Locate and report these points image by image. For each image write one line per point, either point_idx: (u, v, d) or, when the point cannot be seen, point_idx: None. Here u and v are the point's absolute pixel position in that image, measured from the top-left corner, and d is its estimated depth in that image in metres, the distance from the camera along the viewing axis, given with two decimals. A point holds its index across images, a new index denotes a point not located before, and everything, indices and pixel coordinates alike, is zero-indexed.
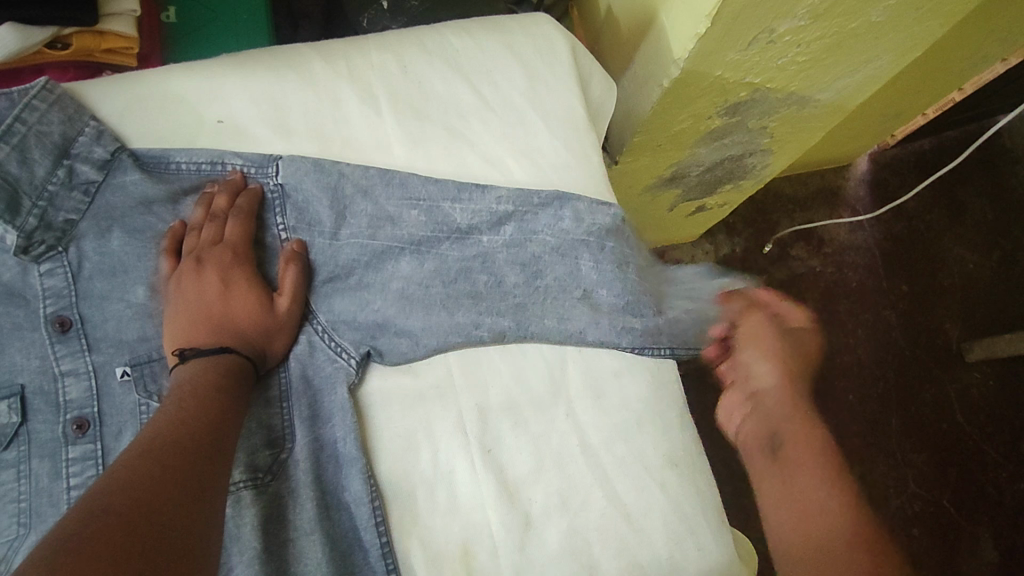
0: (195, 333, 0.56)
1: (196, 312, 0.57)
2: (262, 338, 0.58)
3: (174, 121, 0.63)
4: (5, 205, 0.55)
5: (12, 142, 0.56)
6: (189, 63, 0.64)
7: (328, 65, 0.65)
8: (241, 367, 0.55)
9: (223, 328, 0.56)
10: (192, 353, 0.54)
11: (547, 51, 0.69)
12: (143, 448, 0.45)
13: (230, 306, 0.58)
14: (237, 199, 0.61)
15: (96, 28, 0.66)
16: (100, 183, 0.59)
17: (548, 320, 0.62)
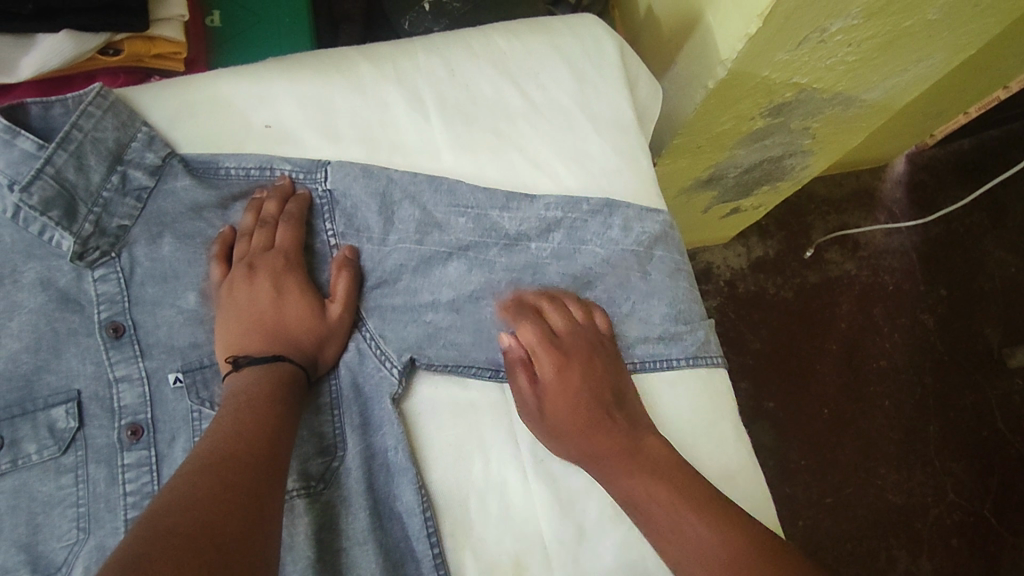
0: (249, 339, 0.56)
1: (249, 319, 0.57)
2: (315, 345, 0.58)
3: (224, 126, 0.63)
4: (62, 212, 0.56)
5: (69, 148, 0.56)
6: (239, 67, 0.65)
7: (375, 68, 0.65)
8: (292, 376, 0.55)
9: (275, 335, 0.57)
10: (245, 360, 0.55)
11: (596, 53, 0.68)
12: (203, 463, 0.45)
13: (283, 312, 0.58)
14: (286, 204, 0.61)
15: (147, 33, 0.66)
16: (153, 189, 0.59)
17: None
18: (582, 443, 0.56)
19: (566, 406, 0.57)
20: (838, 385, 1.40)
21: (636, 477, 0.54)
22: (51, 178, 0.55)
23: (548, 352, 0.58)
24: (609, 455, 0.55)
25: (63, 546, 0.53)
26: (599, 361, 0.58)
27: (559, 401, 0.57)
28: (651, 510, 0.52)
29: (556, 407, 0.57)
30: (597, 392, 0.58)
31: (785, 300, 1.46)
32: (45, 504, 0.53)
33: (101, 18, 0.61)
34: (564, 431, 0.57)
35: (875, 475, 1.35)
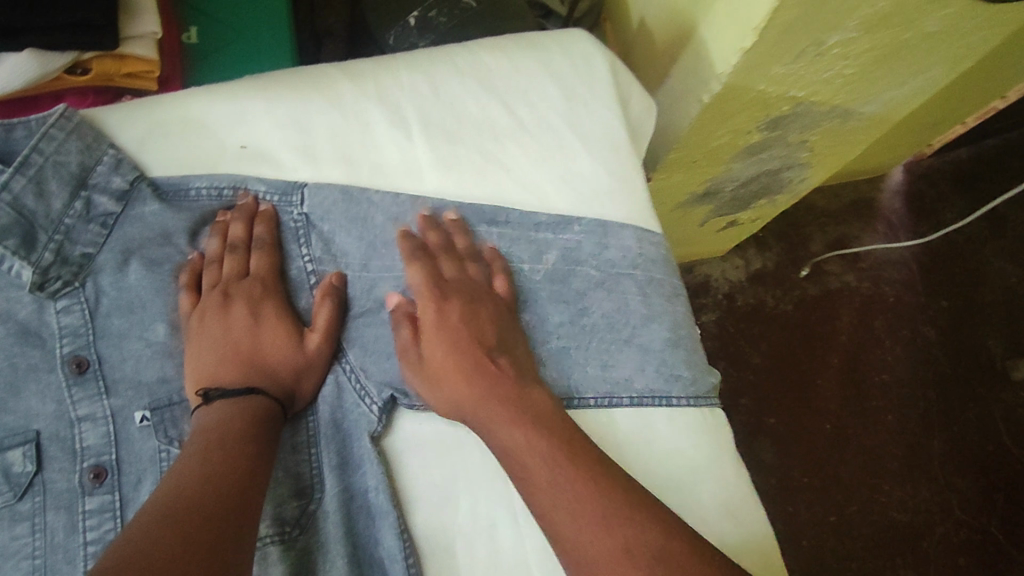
0: (222, 371, 0.54)
1: (221, 350, 0.54)
2: (292, 377, 0.55)
3: (198, 148, 0.61)
4: (19, 241, 0.53)
5: (28, 174, 0.54)
6: (213, 86, 0.62)
7: (356, 86, 0.62)
8: (267, 410, 0.52)
9: (251, 366, 0.54)
10: (217, 393, 0.52)
11: (586, 68, 0.65)
12: (166, 515, 0.42)
13: (260, 342, 0.55)
14: (253, 226, 0.58)
15: (117, 51, 0.63)
16: (119, 215, 0.56)
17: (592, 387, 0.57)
18: (513, 441, 0.50)
19: (448, 359, 0.54)
20: (840, 400, 1.37)
21: (518, 429, 0.51)
22: (8, 206, 0.53)
23: (496, 316, 0.56)
24: (470, 404, 0.52)
25: None
26: (496, 322, 0.56)
27: (442, 361, 0.54)
28: (566, 500, 0.47)
29: (433, 346, 0.55)
30: (482, 347, 0.54)
31: (785, 313, 1.43)
32: (1, 555, 0.50)
33: (66, 36, 0.58)
34: (449, 394, 0.53)
35: (877, 491, 1.32)
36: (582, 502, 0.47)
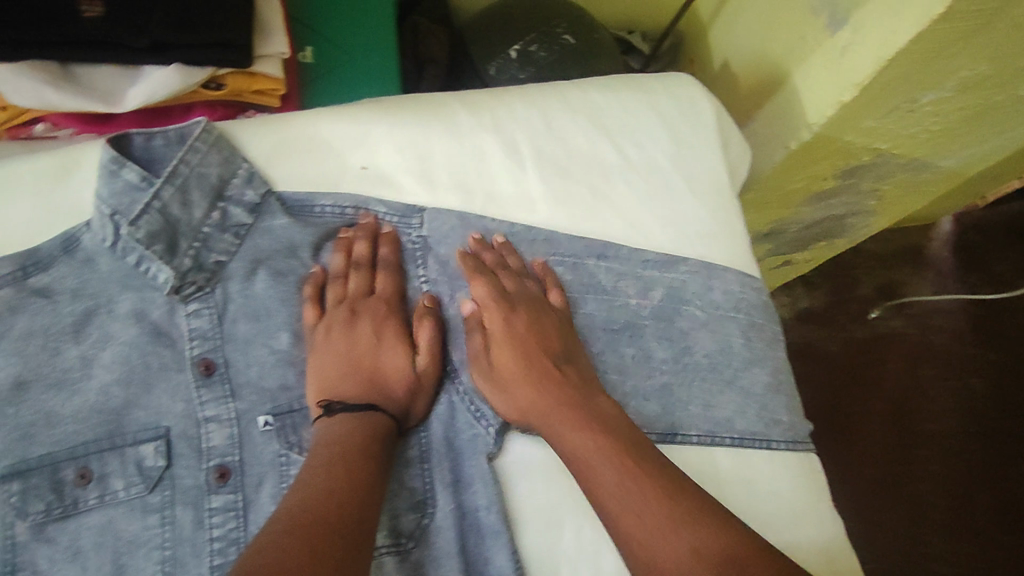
0: (345, 384, 0.55)
1: (345, 364, 0.56)
2: (408, 395, 0.57)
3: (321, 167, 0.63)
4: (165, 246, 0.56)
5: (176, 183, 0.57)
6: (335, 107, 0.64)
7: (473, 116, 0.64)
8: (387, 426, 0.54)
9: (372, 382, 0.56)
10: (340, 406, 0.53)
11: (691, 112, 0.67)
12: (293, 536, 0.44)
13: (381, 359, 0.57)
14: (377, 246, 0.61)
15: (250, 69, 0.65)
16: (250, 227, 0.59)
17: (693, 425, 0.59)
18: (603, 465, 0.51)
19: (514, 369, 0.56)
20: (883, 446, 1.37)
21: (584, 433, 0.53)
22: (157, 212, 0.56)
23: (716, 361, 0.61)
24: (548, 411, 0.55)
25: None
26: (550, 336, 0.58)
27: (514, 376, 0.56)
28: (671, 518, 0.47)
29: (503, 353, 0.57)
30: (546, 357, 0.57)
31: (832, 354, 1.43)
32: (131, 543, 0.52)
33: (208, 53, 0.61)
34: (520, 400, 0.56)
35: (921, 540, 1.31)
36: (633, 500, 0.49)
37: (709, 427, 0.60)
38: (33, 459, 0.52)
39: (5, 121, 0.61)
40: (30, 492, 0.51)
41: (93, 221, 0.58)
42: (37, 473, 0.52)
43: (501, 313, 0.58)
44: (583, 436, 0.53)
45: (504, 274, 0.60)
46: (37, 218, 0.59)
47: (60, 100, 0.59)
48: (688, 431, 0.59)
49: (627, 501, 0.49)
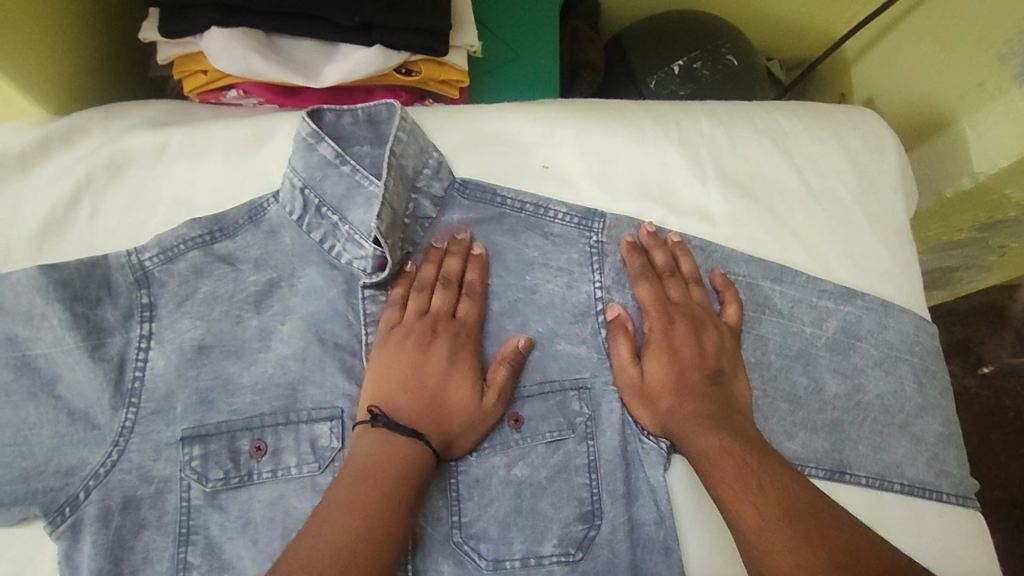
0: (398, 395, 0.52)
1: (411, 374, 0.53)
2: (457, 431, 0.52)
3: (505, 161, 0.63)
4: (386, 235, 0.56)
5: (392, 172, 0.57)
6: (527, 105, 0.66)
7: (660, 128, 0.65)
8: (422, 460, 0.49)
9: (426, 407, 0.52)
10: (382, 420, 0.50)
11: (876, 150, 0.68)
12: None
13: (444, 387, 0.53)
14: (465, 267, 0.59)
15: (441, 58, 0.66)
16: (434, 220, 0.61)
17: (864, 465, 0.58)
18: (736, 473, 0.49)
19: (665, 379, 0.55)
20: None
21: (718, 439, 0.51)
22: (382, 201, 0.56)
23: (886, 403, 0.60)
24: (692, 419, 0.52)
25: None
26: (709, 348, 0.56)
27: (663, 383, 0.55)
28: (800, 528, 0.44)
29: (656, 362, 0.56)
30: (704, 369, 0.55)
31: None
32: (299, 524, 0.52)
33: (409, 38, 0.62)
34: (667, 413, 0.54)
35: None
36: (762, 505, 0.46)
37: (880, 470, 0.58)
38: (212, 425, 0.54)
39: (204, 86, 0.64)
40: (210, 457, 0.53)
41: (282, 194, 0.60)
42: (216, 439, 0.54)
43: (659, 321, 0.57)
44: (721, 446, 0.50)
45: (665, 278, 0.59)
46: (227, 184, 0.60)
47: (264, 70, 0.60)
48: (859, 471, 0.58)
49: (759, 509, 0.46)
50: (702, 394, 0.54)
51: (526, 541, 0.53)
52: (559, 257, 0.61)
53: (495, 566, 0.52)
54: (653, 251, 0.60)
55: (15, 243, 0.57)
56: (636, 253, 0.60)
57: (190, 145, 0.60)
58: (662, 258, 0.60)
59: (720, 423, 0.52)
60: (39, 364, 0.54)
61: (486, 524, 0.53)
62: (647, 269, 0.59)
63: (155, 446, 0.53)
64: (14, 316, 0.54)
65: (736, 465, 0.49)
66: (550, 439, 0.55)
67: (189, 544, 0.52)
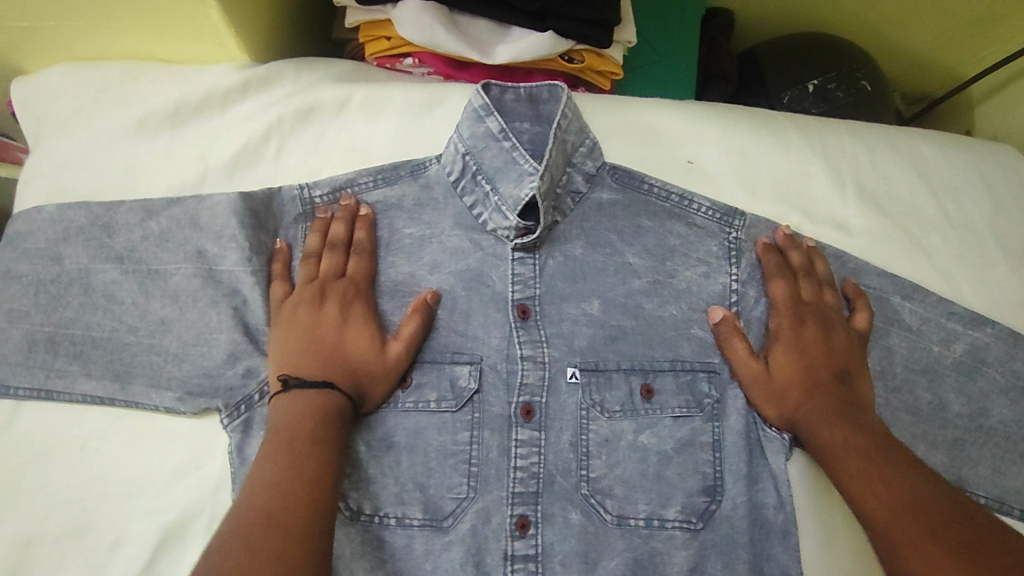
0: (299, 359, 0.56)
1: (306, 338, 0.57)
2: (367, 378, 0.56)
3: (654, 151, 0.67)
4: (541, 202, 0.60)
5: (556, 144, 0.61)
6: (678, 103, 0.69)
7: (804, 139, 0.68)
8: (338, 407, 0.54)
9: (331, 359, 0.56)
10: (295, 382, 0.54)
11: (1015, 187, 0.69)
12: (251, 545, 0.44)
13: (344, 340, 0.57)
14: (354, 228, 0.61)
15: (602, 50, 0.69)
16: (584, 195, 0.64)
17: (982, 485, 0.59)
18: (857, 469, 0.51)
19: (791, 373, 0.58)
20: None
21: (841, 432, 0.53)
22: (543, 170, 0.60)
23: (1011, 431, 0.61)
24: (817, 413, 0.55)
25: (453, 498, 0.55)
26: (840, 349, 0.59)
27: (790, 375, 0.58)
28: (925, 525, 0.46)
29: (782, 356, 0.59)
30: (833, 369, 0.58)
31: None
32: (440, 454, 0.56)
33: (580, 27, 0.66)
34: (792, 406, 0.57)
35: None
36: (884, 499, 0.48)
37: (998, 494, 0.59)
38: None
39: (385, 49, 0.69)
40: None
41: (445, 156, 0.63)
42: None
43: (790, 319, 0.60)
44: (845, 439, 0.53)
45: (800, 279, 0.62)
46: (401, 141, 0.66)
47: (445, 42, 0.65)
48: (976, 491, 0.59)
49: (885, 501, 0.48)
50: (827, 392, 0.57)
51: (651, 503, 0.56)
52: (699, 247, 0.64)
53: (620, 522, 0.56)
54: (790, 253, 0.63)
55: (210, 170, 0.63)
56: (772, 252, 0.63)
57: (372, 100, 0.66)
58: (799, 259, 0.63)
59: (842, 420, 0.54)
60: (222, 277, 0.59)
61: (613, 483, 0.56)
62: (781, 266, 0.62)
63: None
64: (206, 233, 0.59)
65: (859, 459, 0.52)
66: (677, 416, 0.58)
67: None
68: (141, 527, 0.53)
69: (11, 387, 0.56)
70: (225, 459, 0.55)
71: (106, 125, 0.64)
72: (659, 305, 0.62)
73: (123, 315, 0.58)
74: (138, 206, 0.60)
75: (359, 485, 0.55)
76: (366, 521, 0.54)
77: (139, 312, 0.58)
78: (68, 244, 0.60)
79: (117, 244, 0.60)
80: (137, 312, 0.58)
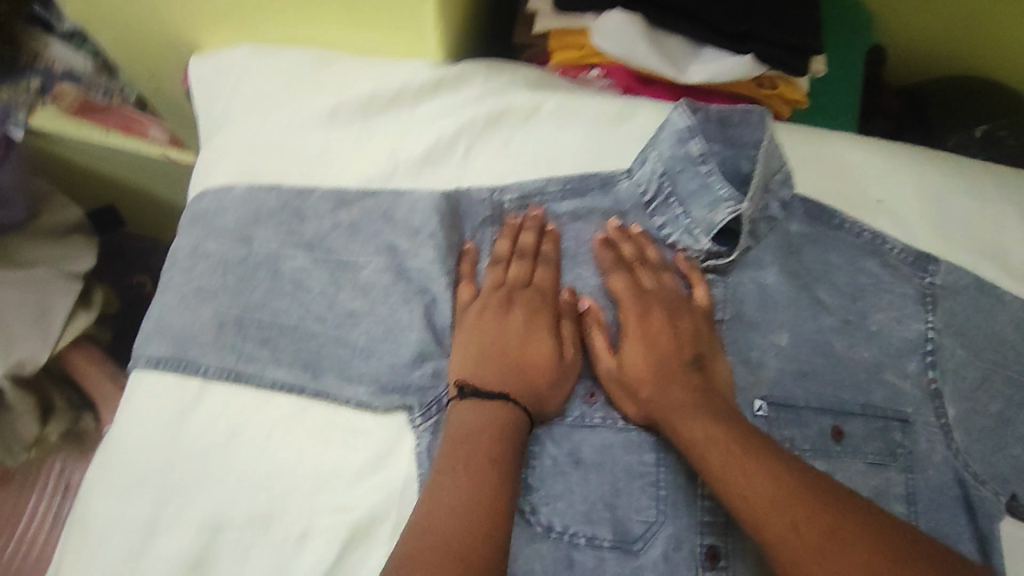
0: (481, 367, 0.55)
1: (486, 342, 0.56)
2: (545, 391, 0.55)
3: (846, 187, 0.65)
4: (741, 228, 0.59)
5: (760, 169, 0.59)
6: (869, 139, 0.68)
7: (999, 189, 0.66)
8: (514, 424, 0.52)
9: (513, 368, 0.55)
10: (471, 391, 0.53)
11: None
12: (415, 565, 0.43)
13: (526, 350, 0.56)
14: (542, 239, 0.61)
15: (793, 78, 0.67)
16: (778, 222, 0.62)
17: None
18: None
19: None
20: None
21: None
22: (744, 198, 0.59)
23: None
24: None
25: (642, 521, 0.55)
26: None
27: None
28: None
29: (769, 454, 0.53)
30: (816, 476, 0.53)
31: None
32: (628, 475, 0.56)
33: (781, 54, 0.64)
34: None
35: None
36: None
37: None
38: None
39: (574, 58, 0.69)
40: None
41: (639, 175, 0.62)
42: None
43: None
44: None
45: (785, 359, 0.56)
46: (587, 151, 0.64)
47: (643, 54, 0.63)
48: None
49: None
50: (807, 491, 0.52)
51: None
52: (893, 289, 0.62)
53: None
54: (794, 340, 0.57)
55: (400, 164, 0.63)
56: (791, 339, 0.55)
57: (563, 108, 0.65)
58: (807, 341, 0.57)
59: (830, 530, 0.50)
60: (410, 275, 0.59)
61: None
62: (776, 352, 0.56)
63: None
64: (398, 228, 0.60)
65: None
66: (871, 462, 0.59)
67: (530, 467, 0.56)
68: (332, 522, 0.54)
69: (201, 366, 0.58)
70: (411, 459, 0.55)
71: (297, 111, 0.64)
72: (849, 346, 0.60)
73: (310, 304, 0.59)
74: (332, 195, 0.62)
75: (549, 499, 0.55)
76: (558, 538, 0.54)
77: (327, 302, 0.59)
78: (261, 228, 0.62)
79: (306, 230, 0.61)
80: (325, 302, 0.59)
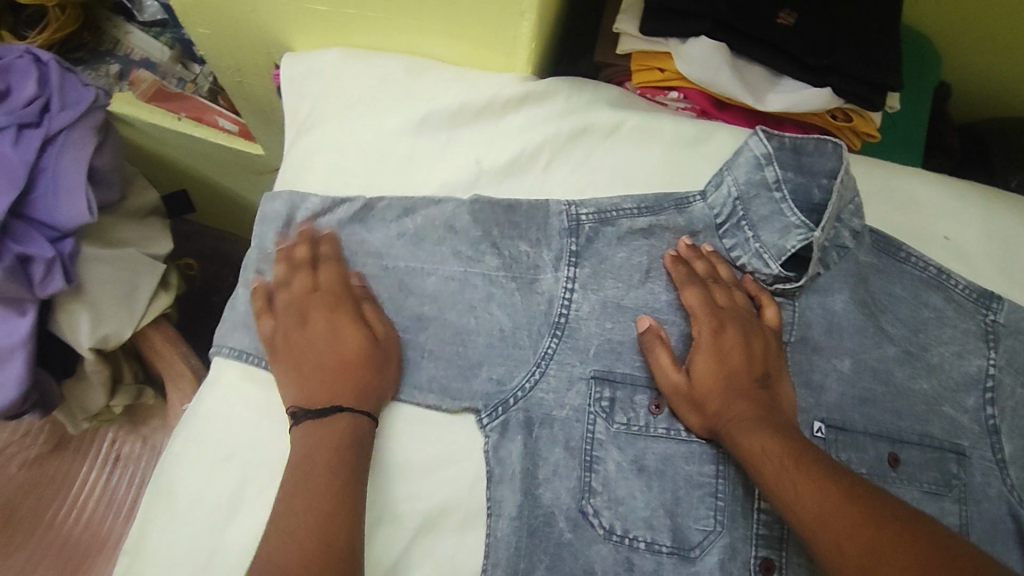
0: (316, 385, 0.56)
1: (316, 361, 0.57)
2: (376, 382, 0.56)
3: (911, 221, 0.68)
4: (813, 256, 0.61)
5: (834, 197, 0.61)
6: (938, 175, 0.70)
7: None
8: (347, 425, 0.54)
9: (337, 373, 0.56)
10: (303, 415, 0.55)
11: None
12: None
13: (341, 346, 0.56)
14: (319, 245, 0.61)
15: (867, 113, 0.69)
16: (849, 251, 0.64)
17: None
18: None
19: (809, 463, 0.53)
20: None
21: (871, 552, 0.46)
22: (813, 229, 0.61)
23: None
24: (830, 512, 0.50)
25: (700, 530, 0.57)
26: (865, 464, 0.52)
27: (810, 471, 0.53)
28: None
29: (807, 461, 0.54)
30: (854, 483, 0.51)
31: None
32: (688, 484, 0.57)
33: (859, 89, 0.66)
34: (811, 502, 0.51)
35: None
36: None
37: None
38: (618, 374, 0.60)
39: (654, 81, 0.72)
40: (617, 403, 0.59)
41: (714, 197, 0.64)
42: (621, 388, 0.59)
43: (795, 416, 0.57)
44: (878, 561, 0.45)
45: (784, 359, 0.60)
46: (663, 172, 0.67)
47: (724, 81, 0.66)
48: None
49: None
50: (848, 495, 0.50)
51: None
52: (956, 324, 0.63)
53: None
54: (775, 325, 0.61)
55: (484, 173, 0.66)
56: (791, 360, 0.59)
57: (640, 130, 0.67)
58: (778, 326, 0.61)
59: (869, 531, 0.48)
60: (476, 283, 0.60)
61: None
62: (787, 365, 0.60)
63: (569, 377, 0.59)
64: (461, 237, 0.61)
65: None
66: (926, 490, 0.60)
67: (593, 472, 0.57)
68: (404, 510, 0.57)
69: None
70: (482, 456, 0.57)
71: (386, 115, 0.67)
72: (911, 377, 0.62)
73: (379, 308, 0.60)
74: (396, 203, 0.62)
75: (611, 505, 0.57)
76: (617, 541, 0.56)
77: (395, 308, 0.60)
78: (334, 228, 0.62)
79: (374, 238, 0.62)
80: (393, 308, 0.60)
